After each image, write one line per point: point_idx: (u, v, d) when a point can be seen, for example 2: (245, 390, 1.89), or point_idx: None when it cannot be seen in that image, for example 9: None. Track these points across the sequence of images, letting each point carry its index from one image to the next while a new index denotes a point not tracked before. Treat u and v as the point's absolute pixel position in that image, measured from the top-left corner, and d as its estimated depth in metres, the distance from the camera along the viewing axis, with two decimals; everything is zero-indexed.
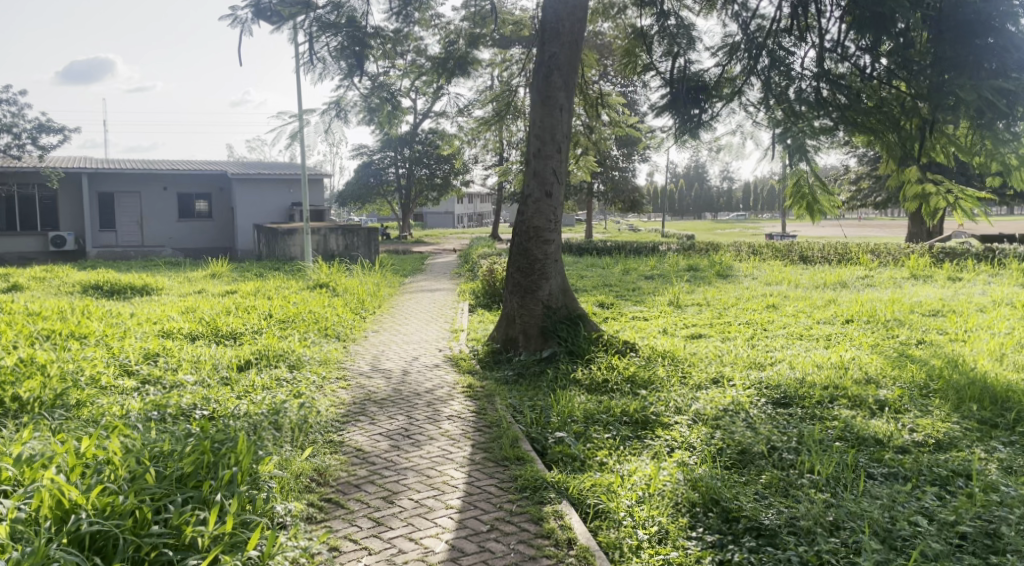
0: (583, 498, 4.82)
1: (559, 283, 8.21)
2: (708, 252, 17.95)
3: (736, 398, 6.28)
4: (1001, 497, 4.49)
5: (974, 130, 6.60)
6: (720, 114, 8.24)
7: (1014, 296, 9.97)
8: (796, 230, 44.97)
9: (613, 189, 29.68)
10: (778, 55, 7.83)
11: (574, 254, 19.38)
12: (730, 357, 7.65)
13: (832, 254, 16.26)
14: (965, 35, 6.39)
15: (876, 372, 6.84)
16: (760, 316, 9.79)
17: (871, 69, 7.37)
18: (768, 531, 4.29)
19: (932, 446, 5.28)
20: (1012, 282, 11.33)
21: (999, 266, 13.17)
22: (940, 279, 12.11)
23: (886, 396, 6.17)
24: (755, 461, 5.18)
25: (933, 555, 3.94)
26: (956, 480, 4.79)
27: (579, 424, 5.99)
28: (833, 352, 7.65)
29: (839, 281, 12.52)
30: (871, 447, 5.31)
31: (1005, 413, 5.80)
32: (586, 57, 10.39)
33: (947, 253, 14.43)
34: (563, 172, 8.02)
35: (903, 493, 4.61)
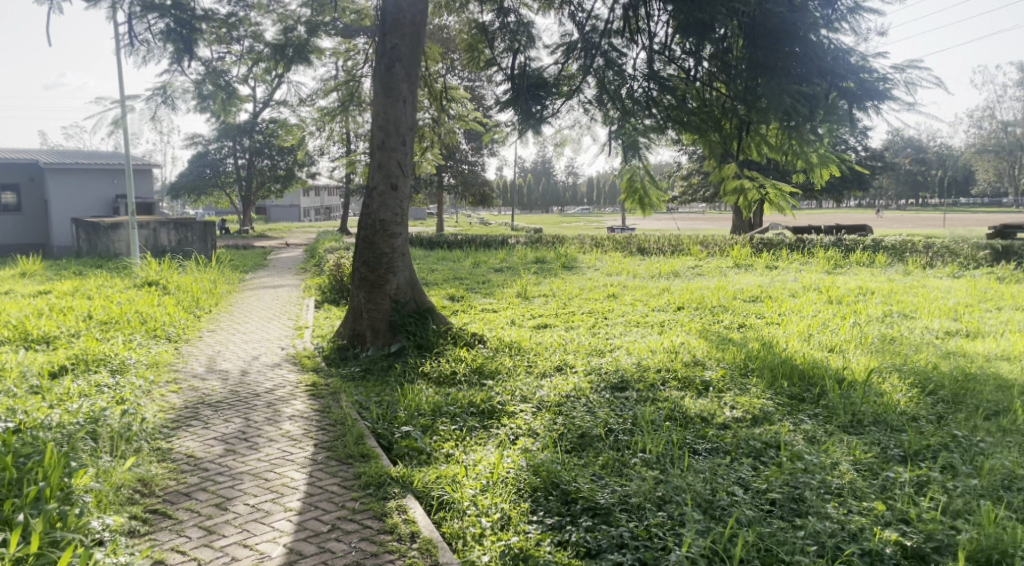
0: (428, 491, 4.85)
1: (407, 276, 8.14)
2: (553, 245, 18.47)
3: (578, 384, 6.53)
4: (805, 464, 4.90)
5: (785, 129, 7.22)
6: (560, 112, 8.54)
7: (821, 282, 11.02)
8: (636, 223, 47.37)
9: (462, 183, 29.60)
10: (613, 56, 8.17)
11: (423, 247, 19.33)
12: (573, 345, 7.94)
13: (666, 246, 17.23)
14: (775, 42, 6.98)
15: (703, 354, 7.35)
16: (601, 305, 10.24)
17: (694, 71, 7.93)
18: (603, 509, 4.50)
19: (749, 421, 5.75)
20: (819, 269, 12.51)
21: (808, 254, 14.51)
22: (759, 267, 13.18)
23: (711, 377, 6.65)
24: (593, 444, 5.42)
25: (747, 522, 4.30)
26: (768, 450, 5.24)
27: (426, 417, 6.01)
28: (665, 337, 8.14)
29: (672, 270, 13.30)
30: (696, 425, 5.69)
31: (811, 387, 6.41)
32: (431, 49, 10.35)
33: (765, 243, 15.71)
34: (408, 164, 7.96)
35: (722, 466, 4.98)
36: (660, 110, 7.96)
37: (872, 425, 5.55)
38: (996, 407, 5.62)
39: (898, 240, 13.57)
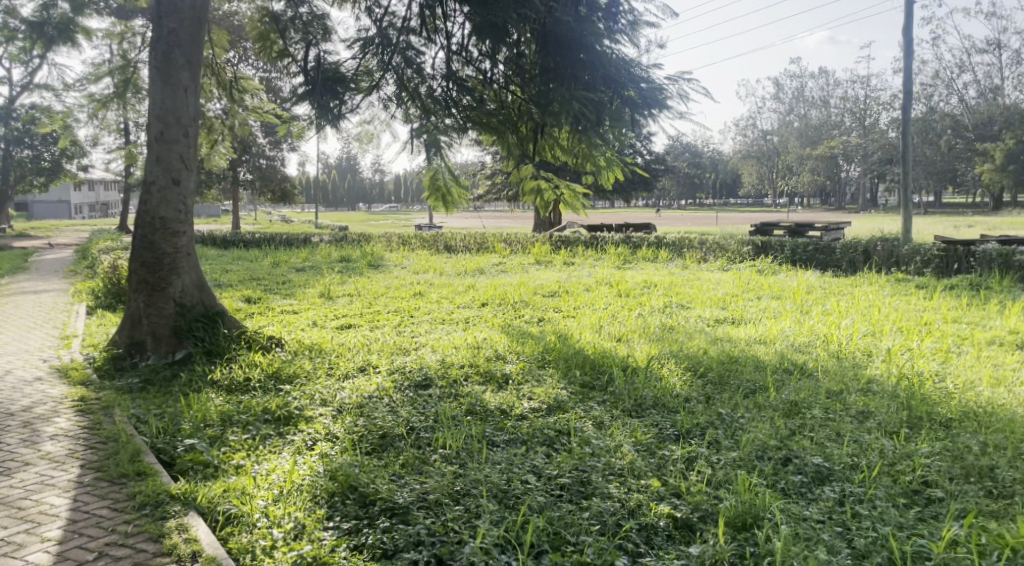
0: (215, 506, 4.54)
1: (193, 278, 7.59)
2: (358, 243, 18.14)
3: (380, 384, 6.46)
4: (592, 449, 5.16)
5: (575, 133, 7.60)
6: (359, 107, 8.36)
7: (612, 277, 11.75)
8: (442, 221, 47.73)
9: (261, 178, 28.20)
10: (410, 54, 8.00)
11: (217, 247, 18.17)
12: (377, 345, 7.83)
13: (471, 243, 17.52)
14: (564, 50, 7.32)
15: (504, 348, 7.55)
16: (406, 303, 10.20)
17: (491, 74, 8.08)
18: (401, 509, 4.46)
19: (544, 410, 5.98)
20: (610, 264, 13.36)
21: (601, 250, 15.40)
22: (557, 264, 13.81)
23: (511, 370, 6.83)
24: (393, 443, 5.38)
25: (539, 508, 4.44)
26: (560, 438, 5.46)
27: (214, 428, 5.64)
28: (469, 333, 8.28)
29: (477, 268, 13.57)
30: (495, 418, 5.81)
31: (601, 374, 6.81)
32: (220, 36, 9.73)
33: (563, 240, 16.48)
34: (191, 158, 7.43)
35: (518, 456, 5.14)
36: (459, 110, 8.06)
37: (651, 408, 5.98)
38: (753, 385, 6.24)
39: (678, 237, 14.78)
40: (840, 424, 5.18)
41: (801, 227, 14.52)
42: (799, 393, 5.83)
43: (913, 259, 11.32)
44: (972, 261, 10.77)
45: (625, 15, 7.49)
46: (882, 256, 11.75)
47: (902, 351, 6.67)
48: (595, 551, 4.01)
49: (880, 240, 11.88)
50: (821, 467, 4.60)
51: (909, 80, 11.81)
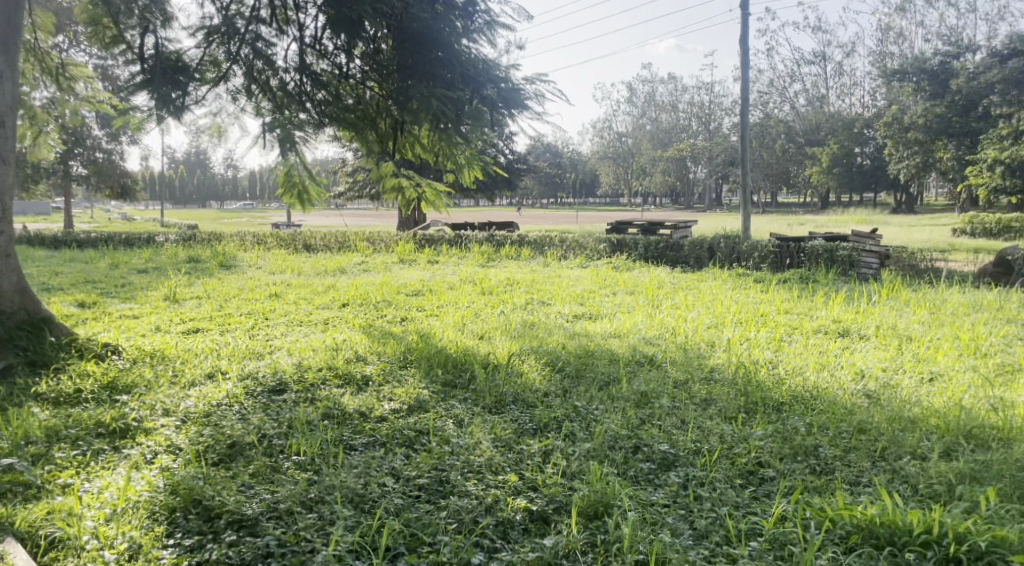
0: (36, 530, 4.16)
1: (13, 282, 6.88)
2: (209, 243, 17.20)
3: (230, 391, 6.12)
4: (452, 447, 5.01)
5: (435, 131, 7.59)
6: (204, 97, 7.87)
7: (475, 275, 11.80)
8: (299, 220, 46.25)
9: (97, 173, 26.11)
10: (260, 45, 7.39)
11: (46, 248, 16.64)
12: (227, 349, 7.44)
13: (332, 242, 17.07)
14: (420, 47, 7.24)
15: (364, 350, 7.36)
16: (261, 305, 9.76)
17: (348, 69, 7.75)
18: (249, 521, 4.26)
19: (406, 411, 5.78)
20: (474, 262, 13.43)
21: (464, 249, 15.44)
22: (420, 262, 13.71)
23: (371, 371, 6.63)
24: (243, 452, 5.11)
25: (396, 511, 4.35)
26: (421, 438, 5.29)
27: (37, 446, 5.15)
28: (327, 335, 8.03)
29: (337, 267, 13.21)
30: (353, 421, 5.59)
31: (462, 373, 6.71)
32: (44, 19, 8.89)
33: (427, 239, 16.39)
34: (9, 150, 6.74)
35: (376, 458, 4.93)
36: (314, 105, 7.80)
37: (512, 405, 5.95)
38: (608, 377, 6.46)
39: (539, 235, 15.07)
40: (685, 411, 5.46)
41: (653, 226, 15.14)
42: (648, 383, 6.11)
43: (752, 255, 12.16)
44: (802, 256, 11.67)
45: (482, 15, 7.51)
46: (725, 252, 12.57)
47: (742, 341, 7.13)
48: (451, 550, 4.00)
49: (723, 237, 12.67)
50: (668, 453, 4.83)
51: (746, 88, 12.64)
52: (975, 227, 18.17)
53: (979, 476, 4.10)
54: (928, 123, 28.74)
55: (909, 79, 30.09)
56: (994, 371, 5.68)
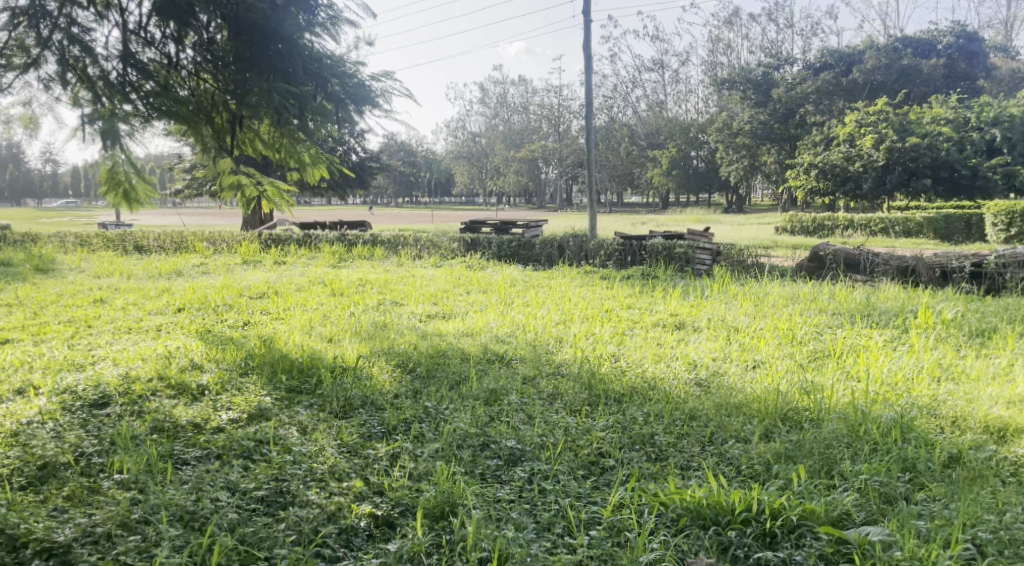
0: None
1: None
2: (23, 244, 15.61)
3: (44, 407, 5.56)
4: (293, 456, 4.78)
5: (277, 127, 7.30)
6: (12, 88, 7.08)
7: (325, 276, 11.46)
8: (132, 220, 42.97)
9: None
10: (75, 30, 6.60)
11: None
12: (41, 362, 6.76)
13: (168, 242, 16.00)
14: (258, 39, 6.90)
15: (201, 357, 6.90)
16: (84, 312, 8.96)
17: (178, 58, 7.15)
18: (60, 548, 3.90)
19: (244, 420, 5.43)
20: (324, 263, 13.05)
21: (313, 249, 14.96)
22: (266, 263, 13.15)
23: (208, 380, 6.21)
24: (57, 473, 4.67)
25: (230, 526, 4.12)
26: (261, 448, 5.00)
27: None
28: (159, 343, 7.49)
29: (174, 269, 12.40)
30: (186, 434, 5.21)
31: (309, 378, 6.38)
32: None
33: (273, 239, 15.74)
34: None
35: (210, 472, 4.63)
36: (140, 97, 6.98)
37: (360, 408, 5.72)
38: (459, 375, 6.32)
39: (392, 234, 14.88)
40: (532, 406, 5.53)
41: (505, 225, 15.27)
42: (498, 380, 6.07)
43: (599, 253, 12.62)
44: (644, 253, 12.25)
45: (325, 10, 7.27)
46: (574, 251, 12.96)
47: (587, 336, 7.34)
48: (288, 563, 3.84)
49: (571, 236, 13.05)
50: (514, 449, 4.83)
51: (591, 92, 13.09)
52: (795, 226, 19.88)
53: (792, 455, 4.42)
54: (755, 130, 31.14)
55: (736, 88, 32.43)
56: (807, 357, 6.20)
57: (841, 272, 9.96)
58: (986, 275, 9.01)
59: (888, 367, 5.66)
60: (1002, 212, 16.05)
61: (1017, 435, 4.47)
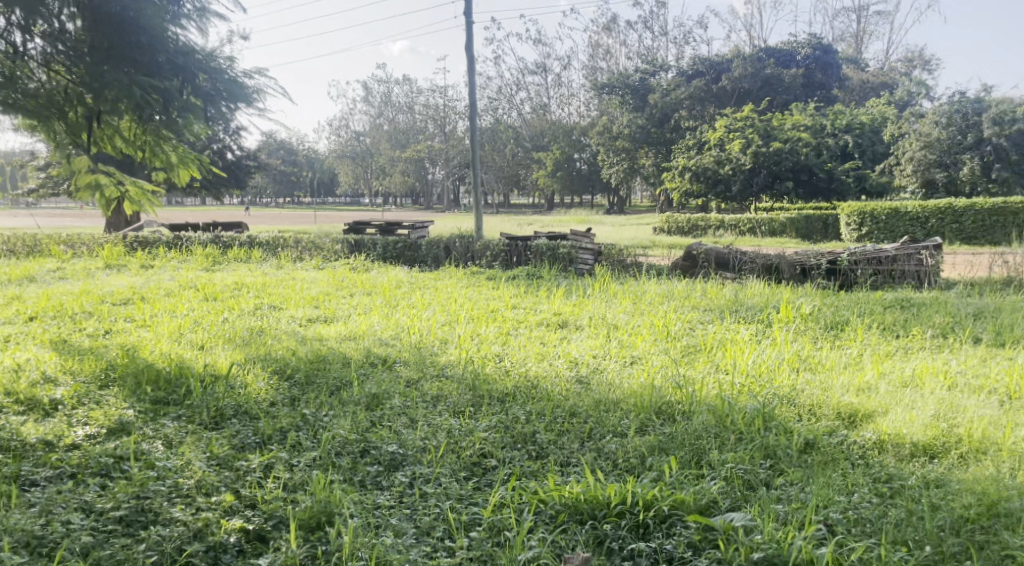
0: None
1: None
2: None
3: None
4: (157, 471, 4.49)
5: (139, 124, 6.88)
6: None
7: (198, 280, 10.91)
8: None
9: None
10: None
11: None
12: None
13: (19, 246, 14.76)
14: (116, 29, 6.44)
15: (55, 370, 6.37)
16: None
17: (25, 48, 6.45)
18: None
19: (103, 436, 5.06)
20: (196, 266, 12.41)
21: (185, 252, 14.21)
22: (132, 267, 12.37)
23: (62, 394, 5.75)
24: None
25: (83, 550, 3.84)
26: (121, 464, 4.67)
27: None
28: (6, 355, 6.87)
29: (25, 275, 11.44)
30: (36, 453, 4.80)
31: (177, 388, 6.01)
32: None
33: (140, 241, 14.83)
34: None
35: (63, 493, 4.29)
36: None
37: (233, 418, 5.45)
38: (339, 381, 6.11)
39: (271, 236, 14.36)
40: (414, 409, 5.38)
41: (390, 226, 15.03)
42: (380, 384, 5.89)
43: (484, 254, 12.66)
44: (529, 254, 12.36)
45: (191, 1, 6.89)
46: (460, 251, 12.94)
47: (472, 337, 7.32)
48: None
49: (457, 237, 13.05)
50: (395, 454, 4.72)
51: (473, 93, 13.11)
52: (672, 226, 20.73)
53: (666, 447, 4.58)
54: (633, 133, 32.22)
55: (615, 93, 33.42)
56: (681, 352, 6.46)
57: (712, 270, 10.48)
58: (840, 272, 9.67)
59: (753, 360, 5.98)
60: (855, 212, 17.47)
61: (865, 420, 4.81)
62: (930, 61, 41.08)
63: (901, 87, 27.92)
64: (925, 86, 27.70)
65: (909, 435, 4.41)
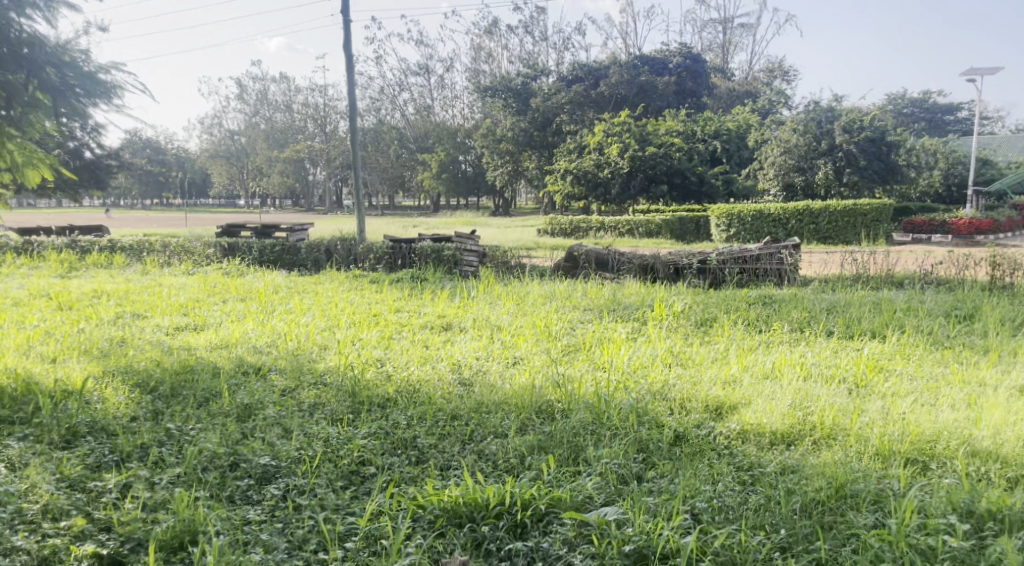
0: None
1: None
2: None
3: None
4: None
5: None
6: None
7: (51, 288, 10.10)
8: None
9: None
10: None
11: None
12: None
13: None
14: None
15: None
16: None
17: None
18: None
19: None
20: (49, 273, 11.49)
21: (36, 257, 13.12)
22: None
23: None
24: None
25: None
26: None
27: None
28: None
29: None
30: None
31: (25, 405, 5.52)
32: None
33: None
34: None
35: None
36: None
37: (88, 436, 5.08)
38: (209, 392, 5.81)
39: (135, 240, 13.53)
40: (289, 419, 5.18)
41: (267, 229, 14.47)
42: (253, 394, 5.65)
43: (367, 257, 12.43)
44: (413, 256, 12.19)
45: None
46: (342, 255, 12.63)
47: (352, 341, 7.14)
48: None
49: (339, 240, 12.75)
50: (268, 466, 4.53)
51: (353, 94, 12.86)
52: (555, 228, 21.14)
53: (545, 445, 4.65)
54: (516, 137, 32.62)
55: (497, 96, 33.62)
56: (561, 352, 6.57)
57: (593, 270, 10.75)
58: (710, 271, 10.14)
59: (629, 358, 6.18)
60: (724, 215, 18.29)
61: (730, 411, 5.07)
62: (789, 72, 43.82)
63: (764, 96, 29.55)
64: (784, 95, 29.03)
65: (769, 424, 4.69)
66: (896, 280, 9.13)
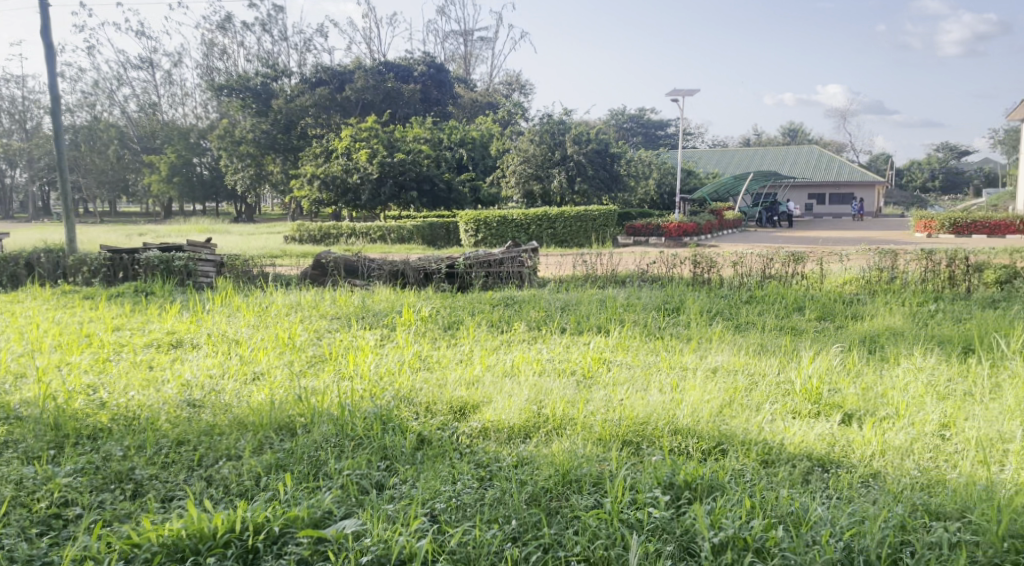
0: None
1: None
2: None
3: None
4: None
5: None
6: None
7: None
8: None
9: None
10: None
11: None
12: None
13: None
14: None
15: None
16: None
17: None
18: None
19: None
20: None
21: None
22: None
23: None
24: None
25: None
26: None
27: None
28: None
29: None
30: None
31: None
32: None
33: None
34: None
35: None
36: None
37: None
38: None
39: None
40: None
41: None
42: None
43: (81, 270, 11.05)
44: (137, 268, 11.00)
45: None
46: (48, 269, 11.13)
47: (59, 367, 6.27)
48: None
49: (44, 251, 11.23)
50: None
51: (55, 88, 11.36)
52: (303, 234, 20.46)
53: (283, 463, 4.43)
54: (257, 139, 31.02)
55: (234, 96, 31.80)
56: (305, 364, 6.33)
57: (340, 277, 10.54)
58: (458, 275, 10.43)
59: (374, 365, 6.12)
60: (471, 220, 19.09)
61: (473, 410, 5.22)
62: (525, 86, 46.59)
63: (503, 107, 31.07)
64: (520, 107, 30.88)
65: (507, 420, 4.91)
66: (619, 279, 10.04)
